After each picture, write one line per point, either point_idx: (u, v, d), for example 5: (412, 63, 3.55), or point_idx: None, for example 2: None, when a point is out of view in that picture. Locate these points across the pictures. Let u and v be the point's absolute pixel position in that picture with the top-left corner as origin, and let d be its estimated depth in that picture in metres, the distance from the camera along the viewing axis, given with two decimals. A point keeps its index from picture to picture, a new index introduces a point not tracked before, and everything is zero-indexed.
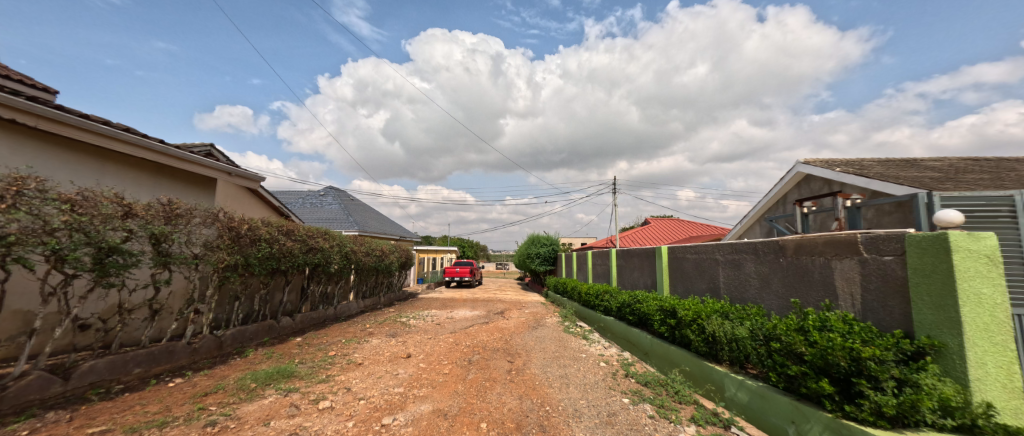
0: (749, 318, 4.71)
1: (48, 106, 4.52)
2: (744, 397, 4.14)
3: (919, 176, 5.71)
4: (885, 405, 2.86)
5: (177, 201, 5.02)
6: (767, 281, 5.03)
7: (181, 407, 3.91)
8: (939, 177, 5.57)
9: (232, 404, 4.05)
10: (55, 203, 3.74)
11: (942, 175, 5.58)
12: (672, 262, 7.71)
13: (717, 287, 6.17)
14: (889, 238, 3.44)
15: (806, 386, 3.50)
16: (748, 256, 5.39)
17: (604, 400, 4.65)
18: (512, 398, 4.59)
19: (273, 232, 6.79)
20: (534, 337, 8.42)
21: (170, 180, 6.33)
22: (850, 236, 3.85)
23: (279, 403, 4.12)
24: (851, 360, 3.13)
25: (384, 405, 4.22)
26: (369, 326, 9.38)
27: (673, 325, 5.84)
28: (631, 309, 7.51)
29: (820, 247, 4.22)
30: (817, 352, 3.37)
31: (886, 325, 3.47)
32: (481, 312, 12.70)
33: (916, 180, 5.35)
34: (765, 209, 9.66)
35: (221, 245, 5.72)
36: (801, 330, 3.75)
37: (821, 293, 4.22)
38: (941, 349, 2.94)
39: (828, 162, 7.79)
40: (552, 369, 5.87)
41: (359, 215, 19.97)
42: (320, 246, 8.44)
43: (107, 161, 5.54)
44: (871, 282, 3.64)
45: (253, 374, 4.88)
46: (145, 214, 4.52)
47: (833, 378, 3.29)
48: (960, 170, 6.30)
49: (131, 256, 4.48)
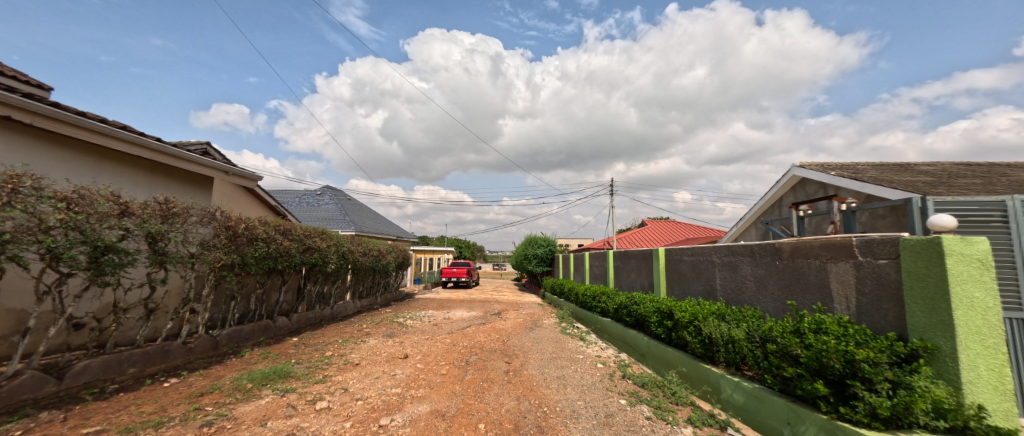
0: (745, 320, 4.75)
1: (44, 103, 4.49)
2: (740, 398, 4.18)
3: (912, 181, 5.79)
4: (878, 406, 2.89)
5: (173, 200, 4.99)
6: (763, 284, 5.06)
7: (177, 407, 3.89)
8: (932, 181, 5.66)
9: (228, 404, 4.03)
10: (51, 201, 3.72)
11: (935, 180, 5.67)
12: (669, 264, 7.75)
13: (713, 289, 6.20)
14: (884, 241, 3.48)
15: (801, 388, 3.52)
16: (744, 259, 5.42)
17: (602, 401, 4.67)
18: (510, 399, 4.60)
19: (270, 231, 6.79)
20: (531, 338, 8.44)
21: (167, 177, 6.28)
22: (846, 239, 3.89)
23: (276, 403, 4.11)
24: (845, 362, 3.16)
25: (382, 406, 4.22)
26: (367, 326, 9.37)
27: (671, 327, 5.87)
28: (628, 311, 7.52)
29: (816, 250, 4.25)
30: (812, 354, 3.40)
31: (880, 328, 3.51)
32: (478, 312, 12.74)
33: (909, 185, 5.45)
34: (760, 212, 9.77)
35: (218, 244, 5.70)
36: (797, 332, 3.78)
37: (816, 295, 4.26)
38: (934, 351, 2.98)
39: (823, 166, 7.89)
40: (549, 370, 5.88)
41: (355, 214, 19.96)
42: (317, 245, 8.43)
43: (104, 160, 5.50)
44: (865, 285, 3.68)
45: (250, 374, 4.87)
46: (142, 212, 4.50)
47: (827, 380, 3.32)
48: (951, 175, 6.41)
49: (127, 254, 4.43)
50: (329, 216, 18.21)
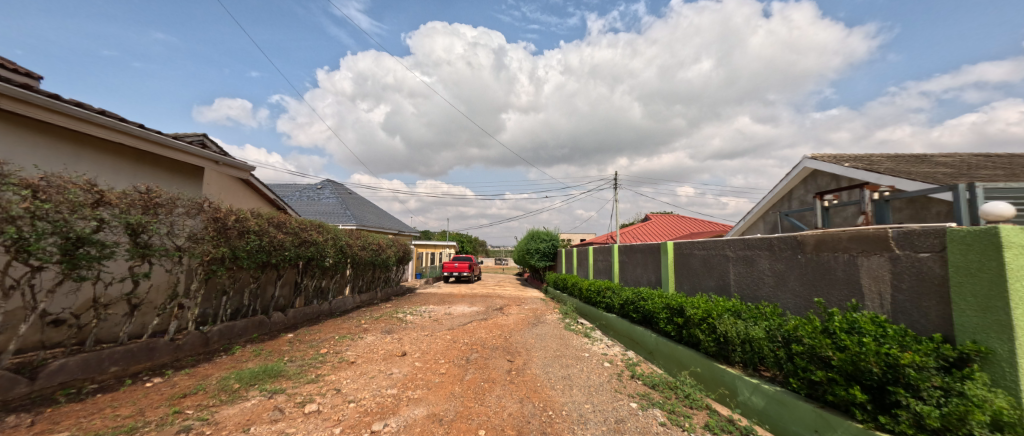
0: (764, 317, 4.44)
1: (13, 84, 4.18)
2: (760, 401, 3.89)
3: (933, 173, 5.52)
4: (927, 416, 2.59)
5: (156, 190, 4.71)
6: (782, 279, 4.74)
7: (155, 411, 3.61)
8: (952, 173, 5.42)
9: (211, 407, 3.75)
10: (15, 189, 3.43)
11: (955, 172, 5.42)
12: (678, 258, 7.42)
13: (727, 285, 5.88)
14: (926, 233, 3.15)
15: (832, 394, 3.21)
16: (762, 253, 5.10)
17: (611, 405, 4.37)
18: (512, 402, 4.31)
19: (263, 223, 6.50)
20: (534, 335, 8.14)
21: (152, 167, 6.00)
22: (879, 231, 3.57)
23: (262, 406, 3.83)
24: (885, 366, 2.85)
25: (376, 409, 3.94)
26: (365, 322, 9.11)
27: (681, 325, 5.56)
28: (635, 307, 7.21)
29: (844, 243, 3.94)
30: (846, 357, 3.08)
31: (921, 328, 3.20)
32: (480, 307, 12.44)
33: (929, 176, 5.20)
34: (768, 206, 9.40)
35: (206, 237, 5.43)
36: (826, 333, 3.46)
37: (844, 292, 3.93)
38: (988, 355, 2.67)
39: (838, 157, 7.56)
40: (554, 369, 5.58)
41: (356, 208, 19.72)
42: (313, 239, 8.16)
43: (83, 146, 5.22)
44: (903, 281, 3.37)
45: (238, 373, 4.60)
46: (119, 202, 4.23)
47: (864, 386, 3.01)
48: (972, 166, 6.09)
49: (104, 247, 4.13)
50: (328, 211, 17.98)
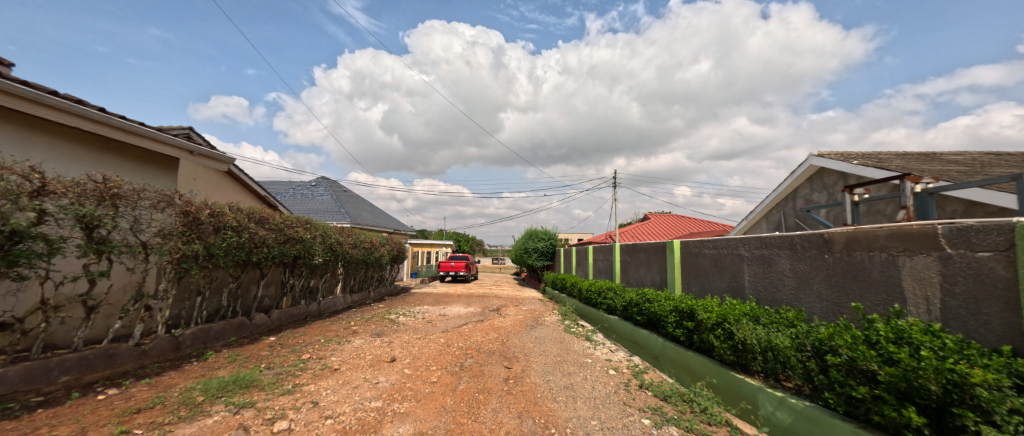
0: (787, 323, 4.02)
1: None
2: (786, 417, 3.48)
3: (946, 170, 5.24)
4: None
5: (115, 179, 4.23)
6: (806, 281, 4.32)
7: (99, 430, 3.14)
8: (966, 170, 5.14)
9: (166, 425, 3.28)
10: None
11: (968, 169, 5.14)
12: (686, 258, 7.00)
13: (741, 287, 5.47)
14: (987, 229, 2.74)
15: (878, 413, 2.78)
16: (781, 252, 4.68)
17: (621, 421, 3.93)
18: (510, 417, 3.86)
19: (242, 218, 6.01)
20: (533, 338, 7.70)
21: (117, 155, 5.53)
22: (925, 227, 3.15)
23: (224, 424, 3.37)
24: (948, 385, 2.42)
25: (355, 426, 3.48)
26: (354, 324, 8.63)
27: (692, 329, 5.15)
28: (639, 309, 6.80)
29: (881, 241, 3.52)
30: (897, 373, 2.65)
31: (981, 338, 2.79)
32: (475, 308, 11.97)
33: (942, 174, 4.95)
34: (772, 205, 9.00)
35: (176, 232, 4.95)
36: (867, 343, 3.03)
37: (882, 296, 3.52)
38: None
39: (844, 154, 7.19)
40: (555, 378, 5.14)
41: (350, 206, 19.16)
42: (299, 236, 7.69)
43: (35, 130, 4.74)
44: (955, 284, 2.96)
45: (205, 383, 4.13)
46: (67, 192, 3.75)
47: (919, 406, 2.59)
48: (988, 163, 5.75)
49: (49, 242, 3.66)
50: (322, 208, 17.43)
